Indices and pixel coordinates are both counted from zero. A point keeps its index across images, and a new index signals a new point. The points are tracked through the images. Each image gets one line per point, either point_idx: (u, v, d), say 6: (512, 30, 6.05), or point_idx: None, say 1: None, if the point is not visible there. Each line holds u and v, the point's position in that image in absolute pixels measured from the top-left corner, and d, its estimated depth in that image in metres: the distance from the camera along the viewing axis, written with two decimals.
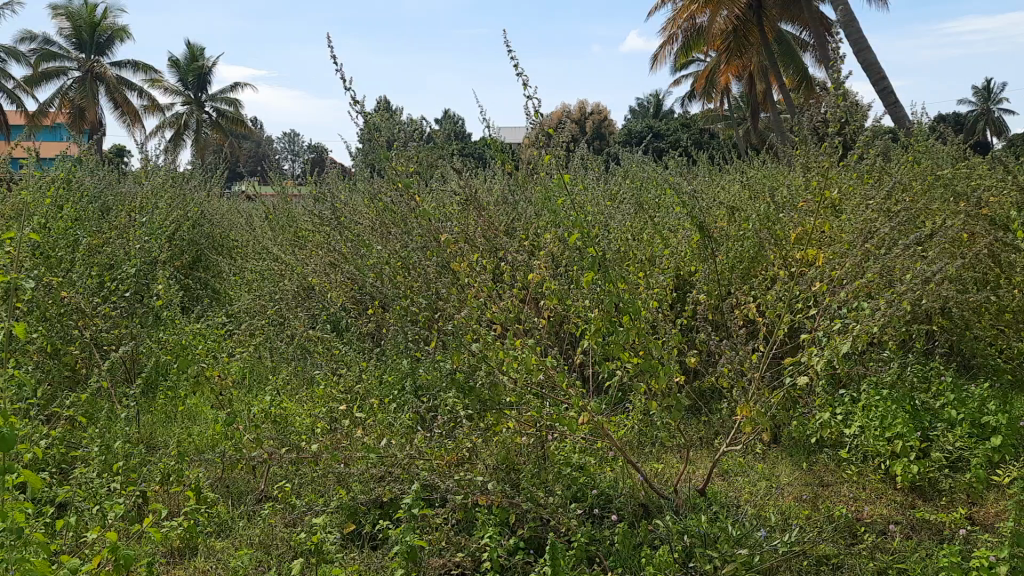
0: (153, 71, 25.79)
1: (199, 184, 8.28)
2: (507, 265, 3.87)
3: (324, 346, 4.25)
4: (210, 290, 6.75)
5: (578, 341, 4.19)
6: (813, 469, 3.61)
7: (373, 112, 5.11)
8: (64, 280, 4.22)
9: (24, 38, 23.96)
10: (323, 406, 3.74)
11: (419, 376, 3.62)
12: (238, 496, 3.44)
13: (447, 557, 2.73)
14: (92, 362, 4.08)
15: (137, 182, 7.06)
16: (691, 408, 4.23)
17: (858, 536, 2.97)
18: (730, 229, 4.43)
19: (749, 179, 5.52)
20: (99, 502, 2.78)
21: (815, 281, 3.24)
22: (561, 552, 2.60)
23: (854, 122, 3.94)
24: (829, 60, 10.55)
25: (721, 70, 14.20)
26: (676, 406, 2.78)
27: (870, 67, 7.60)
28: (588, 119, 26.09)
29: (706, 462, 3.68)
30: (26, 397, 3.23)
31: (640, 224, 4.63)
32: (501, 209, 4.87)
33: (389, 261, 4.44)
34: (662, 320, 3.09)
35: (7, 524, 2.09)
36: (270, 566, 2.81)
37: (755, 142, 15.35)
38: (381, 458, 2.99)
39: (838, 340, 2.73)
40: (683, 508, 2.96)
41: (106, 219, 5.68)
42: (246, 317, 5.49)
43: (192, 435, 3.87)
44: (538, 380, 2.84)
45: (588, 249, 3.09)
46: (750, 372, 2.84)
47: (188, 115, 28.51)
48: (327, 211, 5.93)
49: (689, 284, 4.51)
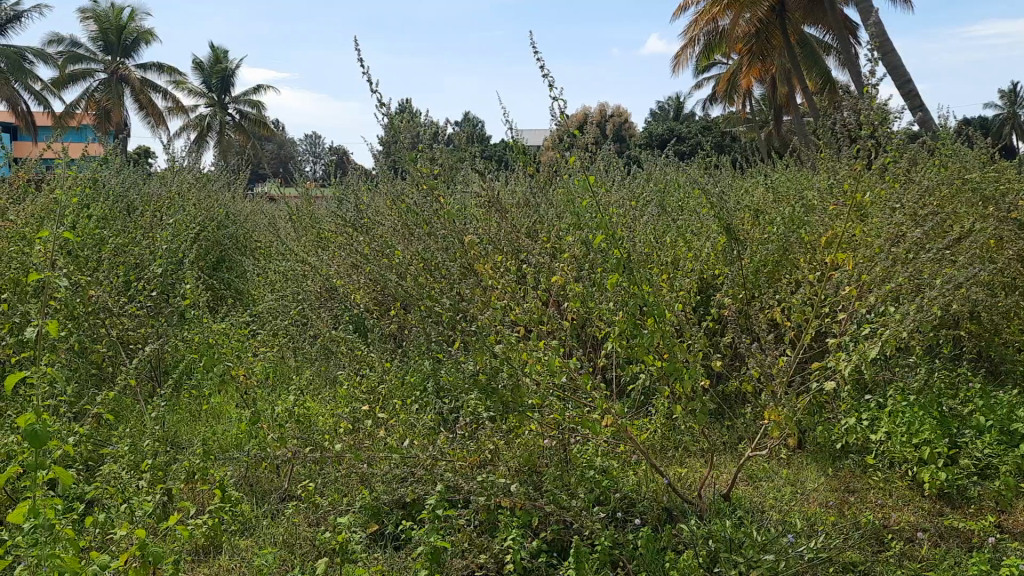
0: (177, 73, 26.04)
1: (224, 184, 8.36)
2: (530, 267, 3.87)
3: (347, 347, 4.26)
4: (234, 291, 6.82)
5: (601, 343, 4.19)
6: (838, 475, 3.58)
7: (396, 114, 5.11)
8: (91, 278, 4.25)
9: (52, 40, 24.28)
10: (346, 406, 3.75)
11: (441, 377, 3.61)
12: (261, 496, 3.45)
13: (470, 558, 2.72)
14: (118, 360, 4.12)
15: (163, 182, 7.13)
16: (714, 412, 4.20)
17: (884, 543, 2.93)
18: (755, 232, 4.40)
19: (773, 182, 5.49)
20: (127, 500, 2.81)
21: (843, 285, 3.20)
22: (585, 555, 2.59)
23: (884, 125, 3.88)
24: (853, 63, 10.47)
25: (744, 73, 14.13)
26: (701, 410, 2.76)
27: (894, 70, 7.53)
28: (608, 122, 26.06)
29: (730, 466, 3.66)
30: (56, 394, 3.27)
31: (663, 227, 4.61)
32: (523, 211, 4.85)
33: (412, 262, 4.45)
34: (688, 324, 3.06)
35: (39, 519, 2.12)
36: (294, 565, 2.83)
37: (777, 145, 15.25)
38: (404, 458, 3.00)
39: (867, 345, 2.69)
40: (707, 513, 2.94)
41: (133, 219, 5.73)
42: (269, 317, 5.52)
43: (217, 433, 3.90)
44: (561, 382, 2.84)
45: (614, 251, 3.07)
46: (778, 376, 2.81)
47: (211, 117, 28.79)
48: (351, 212, 5.97)
49: (712, 286, 4.50)
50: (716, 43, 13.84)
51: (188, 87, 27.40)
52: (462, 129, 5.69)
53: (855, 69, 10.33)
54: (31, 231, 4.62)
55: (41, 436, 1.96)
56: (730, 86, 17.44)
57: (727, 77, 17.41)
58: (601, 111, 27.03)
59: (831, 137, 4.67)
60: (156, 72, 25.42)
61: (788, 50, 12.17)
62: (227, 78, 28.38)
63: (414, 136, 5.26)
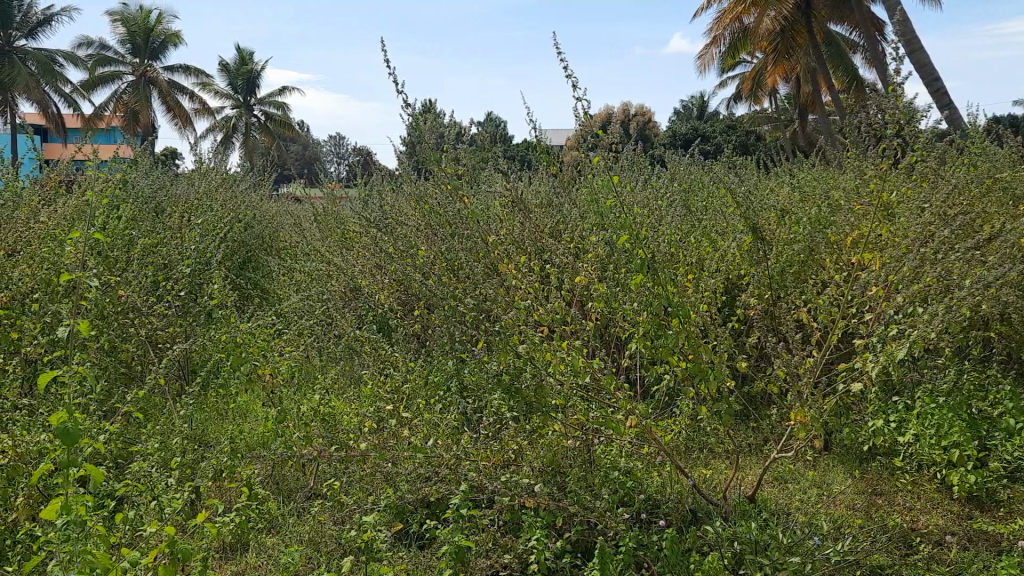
0: (203, 74, 26.29)
1: (250, 185, 8.42)
2: (554, 268, 3.86)
3: (371, 347, 4.29)
4: (260, 291, 6.88)
5: (625, 343, 4.18)
6: (865, 478, 3.55)
7: (419, 114, 5.12)
8: (121, 278, 4.31)
9: (81, 43, 24.64)
10: (371, 406, 3.77)
11: (464, 377, 3.62)
12: (287, 495, 3.48)
13: (494, 558, 2.73)
14: (147, 360, 4.18)
15: (190, 183, 7.20)
16: (739, 413, 4.18)
17: (913, 546, 2.90)
18: (780, 231, 4.37)
19: (799, 181, 5.44)
20: (156, 497, 2.85)
21: (871, 286, 3.16)
22: (610, 556, 2.59)
23: (912, 123, 3.82)
24: (880, 61, 10.35)
25: (769, 71, 14.03)
26: (726, 411, 2.74)
27: (922, 67, 7.44)
28: (632, 122, 26.00)
29: (755, 467, 3.64)
30: (86, 393, 3.31)
31: (687, 227, 4.59)
32: (546, 210, 4.85)
33: (436, 261, 4.46)
34: (713, 325, 3.04)
35: (71, 516, 2.16)
36: (320, 563, 2.86)
37: (802, 144, 15.13)
38: (428, 458, 3.01)
39: (896, 347, 2.65)
40: (732, 515, 2.92)
41: (161, 220, 5.80)
42: (295, 317, 5.57)
43: (244, 432, 3.94)
44: (585, 383, 2.84)
45: (637, 251, 3.05)
46: (805, 378, 2.78)
47: (236, 118, 29.09)
48: (375, 213, 5.99)
49: (738, 286, 4.47)
50: (740, 41, 13.74)
51: (214, 88, 27.69)
52: (485, 129, 5.69)
53: (883, 68, 10.22)
54: (61, 231, 4.69)
55: (72, 433, 2.00)
56: (755, 84, 17.31)
57: (752, 75, 17.27)
58: (624, 111, 26.96)
59: (858, 136, 4.62)
60: (183, 74, 25.70)
61: (814, 48, 12.06)
62: (252, 80, 28.63)
63: (438, 136, 5.27)
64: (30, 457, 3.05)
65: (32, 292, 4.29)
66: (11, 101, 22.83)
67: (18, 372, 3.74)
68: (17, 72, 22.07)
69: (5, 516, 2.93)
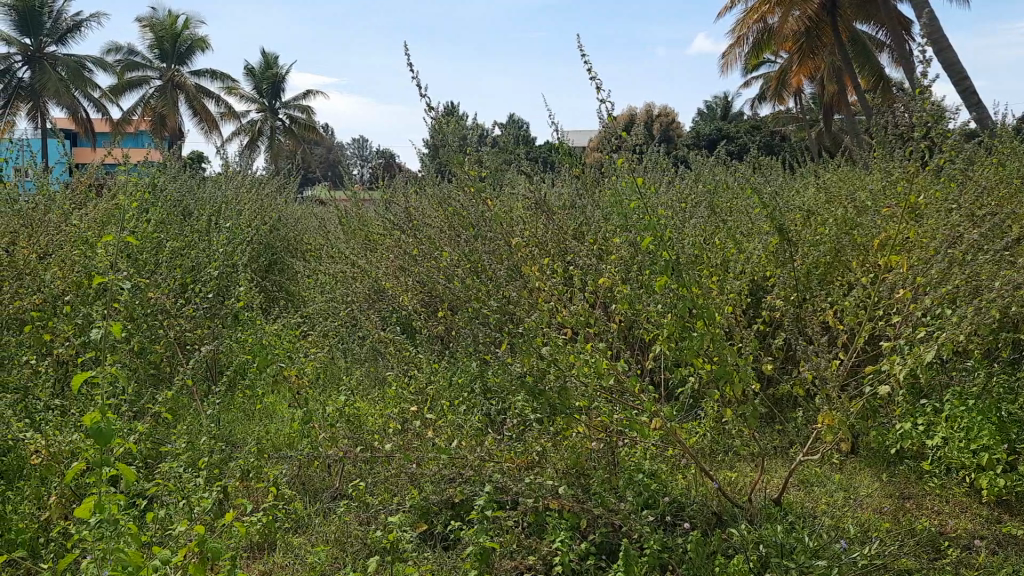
0: (229, 79, 26.58)
1: (276, 188, 8.50)
2: (578, 270, 3.87)
3: (395, 348, 4.31)
4: (286, 293, 6.95)
5: (649, 345, 4.17)
6: (893, 481, 3.52)
7: (443, 118, 5.15)
8: (150, 281, 4.38)
9: (110, 49, 25.02)
10: (395, 407, 3.80)
11: (488, 379, 3.64)
12: (313, 495, 3.51)
13: (518, 560, 2.73)
14: (176, 361, 4.24)
15: (217, 186, 7.29)
16: (765, 416, 4.15)
17: (941, 550, 2.87)
18: (806, 232, 4.34)
19: (826, 181, 5.39)
20: (185, 497, 2.89)
21: (898, 287, 3.13)
22: (634, 559, 2.58)
23: (941, 123, 3.78)
24: (907, 60, 10.23)
25: (793, 71, 13.92)
26: (752, 413, 2.73)
27: (950, 67, 7.35)
28: (655, 122, 25.92)
29: (781, 470, 3.62)
30: (118, 393, 3.37)
31: (712, 228, 4.57)
32: (569, 212, 4.85)
33: (460, 263, 4.48)
34: (738, 327, 3.03)
35: (105, 515, 2.20)
36: (345, 563, 2.89)
37: (828, 144, 14.99)
38: (453, 459, 3.02)
39: (923, 349, 2.62)
40: (757, 518, 2.91)
41: (189, 224, 5.87)
42: (320, 318, 5.62)
43: (270, 432, 3.98)
44: (609, 386, 2.84)
45: (662, 253, 3.04)
46: (830, 380, 2.76)
47: (262, 122, 29.39)
48: (399, 215, 6.03)
49: (763, 288, 4.45)
50: (764, 41, 13.65)
51: (240, 92, 27.98)
52: (509, 131, 5.71)
53: (909, 67, 10.10)
54: (93, 234, 4.77)
55: (106, 434, 2.04)
56: (780, 84, 17.17)
57: (776, 75, 17.14)
58: (647, 111, 26.88)
59: (886, 137, 4.57)
60: (209, 78, 25.99)
61: (840, 48, 11.94)
62: (277, 83, 28.88)
63: (461, 139, 5.30)
64: (64, 457, 3.11)
65: (63, 295, 4.36)
66: (41, 107, 23.28)
67: (52, 374, 3.81)
68: (47, 78, 22.49)
69: (39, 515, 2.99)
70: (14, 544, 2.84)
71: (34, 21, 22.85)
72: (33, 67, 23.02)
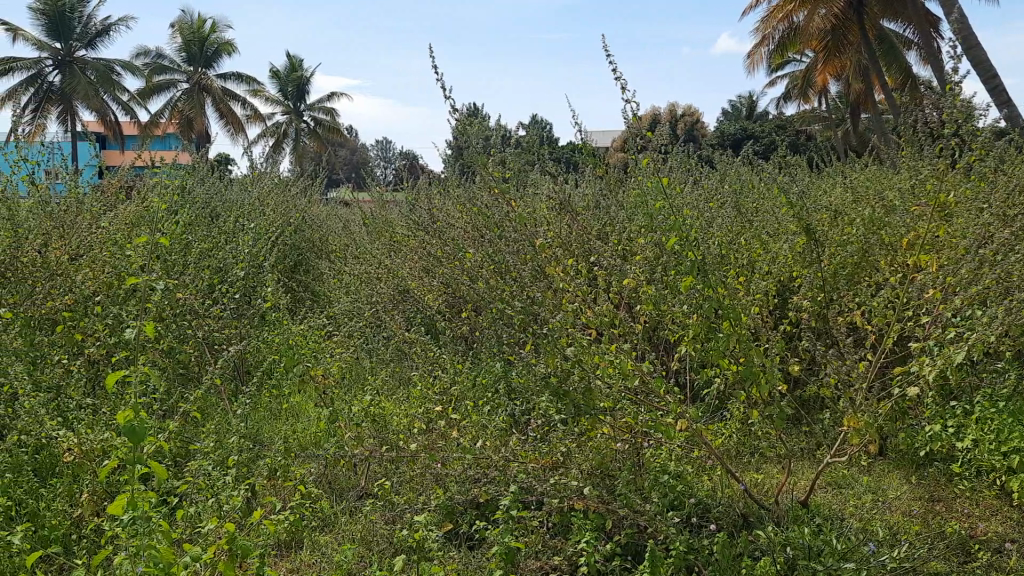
0: (254, 82, 26.85)
1: (301, 190, 8.58)
2: (602, 270, 3.87)
3: (420, 348, 4.33)
4: (312, 294, 7.01)
5: (674, 346, 4.16)
6: (923, 484, 3.48)
7: (467, 119, 5.17)
8: (180, 282, 4.45)
9: (139, 53, 25.38)
10: (420, 406, 3.83)
11: (512, 379, 3.66)
12: (339, 494, 3.54)
13: (544, 560, 2.73)
14: (205, 360, 4.30)
15: (244, 188, 7.37)
16: (792, 417, 4.12)
17: (971, 553, 2.84)
18: (833, 232, 4.31)
19: (853, 181, 5.34)
20: (214, 495, 2.92)
21: (927, 288, 3.09)
22: (660, 559, 2.58)
23: (971, 121, 3.72)
24: (935, 58, 10.09)
25: (819, 70, 13.80)
26: (779, 415, 2.72)
27: (979, 65, 7.25)
28: (678, 123, 25.81)
29: (808, 472, 3.59)
30: (149, 392, 3.42)
31: (737, 229, 4.55)
32: (593, 213, 4.85)
33: (484, 264, 4.49)
34: (764, 328, 3.01)
35: (138, 513, 2.24)
36: (371, 562, 2.91)
37: (855, 144, 14.84)
38: (478, 459, 3.03)
39: (953, 350, 2.58)
40: (784, 520, 2.89)
41: (217, 225, 5.94)
42: (345, 319, 5.66)
43: (297, 432, 4.02)
44: (634, 386, 2.83)
45: (687, 253, 3.03)
46: (858, 381, 2.73)
47: (287, 124, 29.63)
48: (423, 216, 6.05)
49: (790, 289, 4.42)
50: (789, 40, 13.55)
51: (265, 95, 28.22)
52: (532, 131, 5.71)
53: (937, 65, 9.98)
54: (124, 236, 4.85)
55: (139, 432, 2.08)
56: (805, 83, 17.02)
57: (802, 74, 17.00)
58: (671, 111, 26.76)
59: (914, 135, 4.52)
60: (235, 81, 26.26)
61: (866, 46, 11.82)
62: (301, 86, 29.10)
63: (485, 140, 5.31)
64: (96, 455, 3.17)
65: (95, 295, 4.44)
66: (71, 110, 23.64)
67: (85, 373, 3.88)
68: (77, 82, 22.90)
69: (71, 512, 3.03)
70: (48, 541, 2.88)
71: (65, 26, 23.24)
72: (64, 71, 23.38)
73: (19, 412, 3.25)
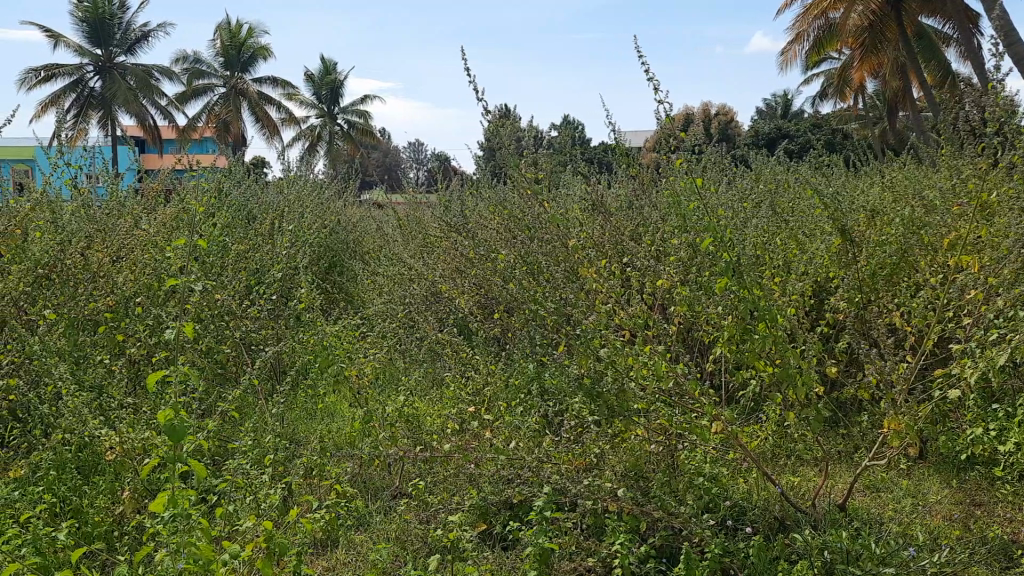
0: (289, 86, 27.17)
1: (335, 192, 8.66)
2: (636, 271, 3.85)
3: (453, 349, 4.35)
4: (346, 295, 7.07)
5: (709, 348, 4.13)
6: (963, 488, 3.42)
7: (500, 120, 5.17)
8: (218, 283, 4.53)
9: (178, 59, 25.83)
10: (453, 407, 3.85)
11: (545, 381, 3.67)
12: (374, 493, 3.57)
13: (578, 562, 2.72)
14: (242, 360, 4.37)
15: (280, 191, 7.47)
16: (829, 419, 4.07)
17: (1014, 559, 2.77)
18: (871, 232, 4.24)
19: (891, 180, 5.26)
20: (252, 493, 2.97)
21: (969, 289, 3.02)
22: (695, 561, 2.56)
23: (1014, 118, 3.63)
24: (975, 56, 9.90)
25: (855, 68, 13.60)
26: (816, 418, 2.68)
27: (1020, 62, 7.11)
28: (712, 122, 25.62)
29: (846, 475, 3.55)
30: (188, 392, 3.49)
31: (773, 229, 4.51)
32: (626, 214, 4.83)
33: (518, 265, 4.50)
34: (801, 329, 2.96)
35: (178, 509, 2.28)
36: (406, 561, 2.93)
37: (892, 143, 14.62)
38: (511, 460, 3.04)
39: (996, 351, 2.51)
40: (822, 523, 2.85)
41: (253, 228, 6.03)
42: (378, 320, 5.71)
43: (332, 432, 4.06)
44: (669, 388, 2.81)
45: (723, 254, 2.99)
46: (898, 383, 2.68)
47: (321, 127, 29.93)
48: (456, 218, 6.08)
49: (827, 289, 4.36)
50: (824, 38, 13.38)
51: (299, 98, 28.54)
52: (565, 132, 5.71)
53: (977, 62, 9.80)
54: (164, 238, 4.95)
55: (179, 431, 2.12)
56: (842, 82, 16.79)
57: (837, 73, 16.79)
58: (705, 111, 26.58)
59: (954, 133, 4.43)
60: (271, 85, 26.59)
61: (905, 43, 11.63)
62: (335, 89, 29.37)
63: (517, 141, 5.31)
64: (138, 454, 3.23)
65: (136, 296, 4.53)
66: (111, 115, 24.11)
67: (126, 373, 3.96)
68: (117, 87, 23.44)
69: (113, 509, 3.09)
70: (92, 537, 2.95)
71: (105, 33, 23.74)
72: (104, 76, 23.86)
73: (64, 411, 3.33)
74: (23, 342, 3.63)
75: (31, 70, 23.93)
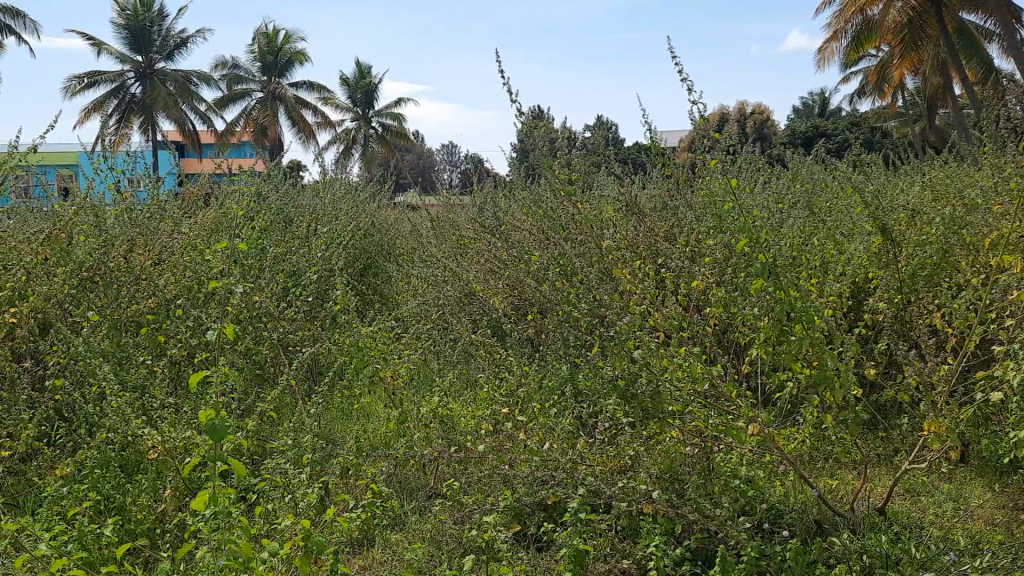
0: (325, 89, 27.45)
1: (370, 194, 8.74)
2: (671, 273, 3.84)
3: (487, 350, 4.37)
4: (381, 297, 7.13)
5: (745, 349, 4.11)
6: (1007, 492, 3.35)
7: (534, 122, 5.19)
8: (256, 285, 4.60)
9: (217, 65, 26.25)
10: (487, 408, 3.86)
11: (579, 382, 3.67)
12: (409, 493, 3.60)
13: (612, 563, 2.71)
14: (279, 361, 4.44)
15: (316, 194, 7.55)
16: (867, 421, 4.01)
17: None
18: (910, 232, 4.18)
19: (930, 179, 5.17)
20: (290, 492, 3.01)
21: (1013, 290, 2.96)
22: (731, 564, 2.55)
23: None
24: (1018, 50, 9.66)
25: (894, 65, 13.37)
26: (854, 420, 2.64)
27: None
28: (747, 121, 25.37)
29: (886, 478, 3.50)
30: (228, 393, 3.55)
31: (808, 229, 4.46)
32: (661, 215, 4.81)
33: (551, 266, 4.51)
34: (839, 330, 2.92)
35: (218, 508, 2.32)
36: (441, 561, 2.95)
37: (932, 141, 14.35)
38: (546, 461, 3.04)
39: None
40: (861, 527, 2.81)
41: (289, 231, 6.12)
42: (413, 321, 5.75)
43: (368, 431, 4.10)
44: (704, 390, 2.78)
45: (758, 255, 2.97)
46: (938, 385, 2.63)
47: (355, 130, 30.19)
48: (489, 219, 6.11)
49: (865, 290, 4.30)
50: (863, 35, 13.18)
51: (335, 102, 28.83)
52: (599, 133, 5.70)
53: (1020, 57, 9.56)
54: (204, 241, 5.04)
55: (220, 430, 2.17)
56: (881, 79, 16.52)
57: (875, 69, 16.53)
58: (740, 110, 26.33)
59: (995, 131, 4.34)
60: (307, 90, 26.90)
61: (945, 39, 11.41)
62: (370, 91, 29.61)
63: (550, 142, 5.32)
64: (180, 453, 3.29)
65: (177, 298, 4.61)
66: (152, 120, 24.56)
67: (167, 374, 4.04)
68: (157, 93, 23.84)
69: (155, 507, 3.15)
70: (135, 533, 3.01)
71: (146, 40, 24.20)
72: (145, 82, 24.32)
73: (108, 411, 3.41)
74: (69, 343, 3.73)
75: (75, 77, 24.51)
